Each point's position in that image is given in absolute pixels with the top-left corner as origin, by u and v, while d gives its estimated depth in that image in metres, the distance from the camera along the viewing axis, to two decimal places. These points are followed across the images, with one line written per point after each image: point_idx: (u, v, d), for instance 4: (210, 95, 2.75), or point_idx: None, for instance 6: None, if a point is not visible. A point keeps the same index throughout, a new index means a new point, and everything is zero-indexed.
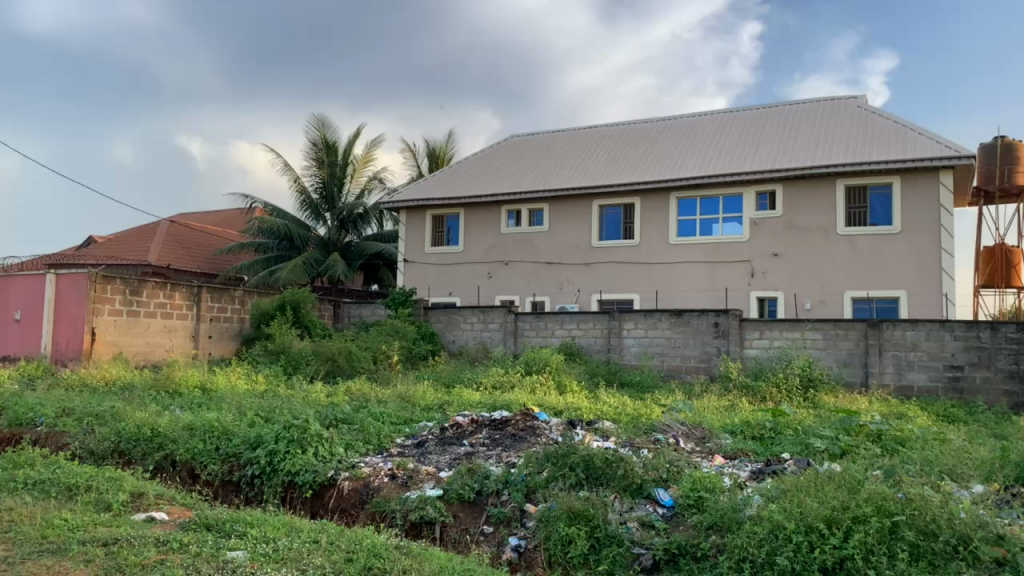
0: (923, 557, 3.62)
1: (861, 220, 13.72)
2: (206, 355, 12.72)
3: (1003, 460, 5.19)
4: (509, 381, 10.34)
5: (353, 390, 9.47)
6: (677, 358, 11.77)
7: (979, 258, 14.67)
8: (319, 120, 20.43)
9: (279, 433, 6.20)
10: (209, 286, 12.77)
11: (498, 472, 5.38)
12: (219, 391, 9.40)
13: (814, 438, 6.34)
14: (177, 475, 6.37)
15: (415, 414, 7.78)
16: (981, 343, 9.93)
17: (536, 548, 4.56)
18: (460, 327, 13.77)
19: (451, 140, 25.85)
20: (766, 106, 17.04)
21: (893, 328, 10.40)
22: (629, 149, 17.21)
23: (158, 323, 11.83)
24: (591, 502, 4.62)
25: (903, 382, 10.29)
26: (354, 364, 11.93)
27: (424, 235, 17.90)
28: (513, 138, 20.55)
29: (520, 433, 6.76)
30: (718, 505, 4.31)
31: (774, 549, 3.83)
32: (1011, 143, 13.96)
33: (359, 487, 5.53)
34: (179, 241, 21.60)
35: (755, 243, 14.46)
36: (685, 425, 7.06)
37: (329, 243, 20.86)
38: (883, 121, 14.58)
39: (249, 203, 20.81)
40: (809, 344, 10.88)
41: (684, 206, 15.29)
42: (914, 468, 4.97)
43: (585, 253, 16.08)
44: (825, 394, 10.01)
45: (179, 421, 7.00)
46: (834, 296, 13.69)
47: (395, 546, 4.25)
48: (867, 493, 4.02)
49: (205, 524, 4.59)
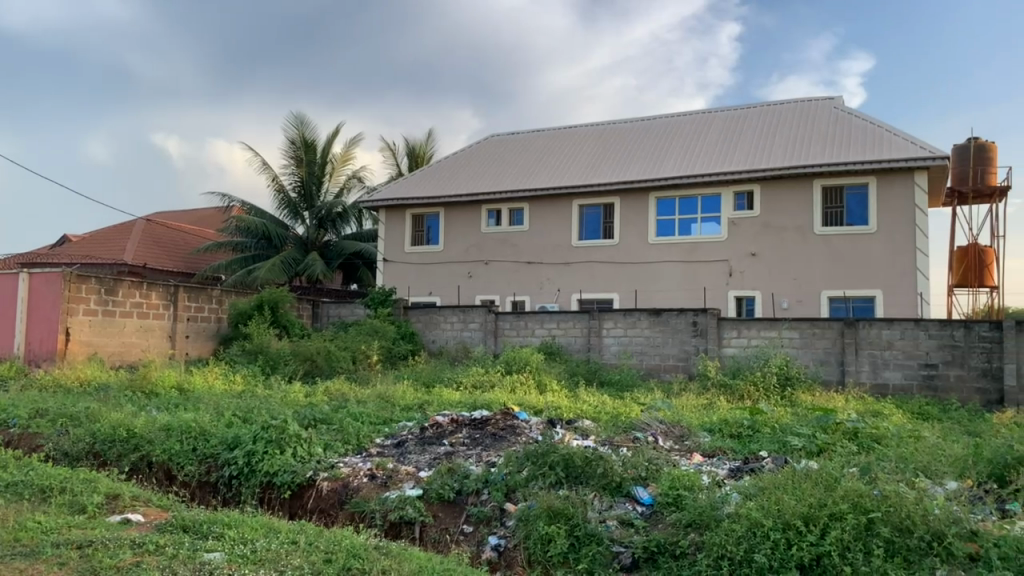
0: (898, 553, 3.66)
1: (838, 220, 13.85)
2: (183, 355, 12.59)
3: (976, 457, 5.26)
4: (489, 381, 10.34)
5: (332, 390, 9.42)
6: (656, 358, 11.83)
7: (952, 258, 14.85)
8: (298, 119, 20.28)
9: (258, 434, 6.17)
10: (186, 286, 12.65)
11: (478, 472, 5.38)
12: (196, 391, 9.33)
13: (792, 436, 6.39)
14: (153, 476, 6.31)
15: (394, 414, 7.74)
16: (955, 341, 10.04)
17: (516, 547, 4.56)
18: (440, 327, 13.73)
19: (431, 140, 25.80)
20: (744, 107, 17.16)
21: (869, 327, 10.51)
22: (609, 149, 17.26)
23: (134, 322, 11.69)
24: (571, 501, 4.63)
25: (878, 381, 10.41)
26: (333, 364, 11.88)
27: (403, 234, 17.84)
28: (493, 137, 20.54)
29: (501, 432, 6.76)
30: (696, 504, 4.34)
31: (752, 546, 3.86)
32: (984, 144, 14.18)
33: (338, 487, 5.51)
34: (155, 240, 21.38)
35: (733, 243, 14.55)
36: (664, 423, 7.11)
37: (307, 242, 20.74)
38: (860, 121, 14.72)
39: (226, 201, 20.62)
40: (785, 343, 10.99)
41: (664, 206, 15.36)
42: (890, 465, 5.03)
43: (565, 253, 16.10)
44: (802, 392, 10.10)
45: (156, 422, 6.94)
46: (810, 296, 13.83)
47: (374, 546, 4.24)
48: (844, 491, 4.06)
49: (182, 525, 4.55)
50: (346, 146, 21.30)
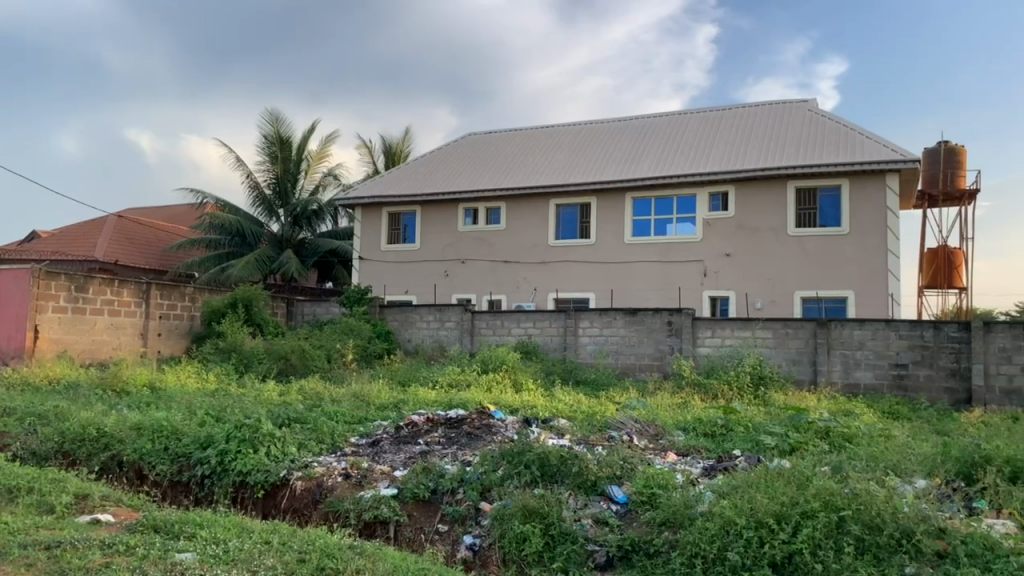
0: (868, 550, 3.71)
1: (811, 221, 14.00)
2: (155, 353, 12.43)
3: (944, 456, 5.34)
4: (466, 381, 10.32)
5: (306, 389, 9.32)
6: (632, 357, 11.88)
7: (923, 259, 15.08)
8: (273, 115, 20.08)
9: (230, 433, 6.11)
10: (159, 283, 12.49)
11: (453, 471, 5.37)
12: (168, 390, 9.19)
13: (764, 435, 6.45)
14: (123, 476, 6.22)
15: (369, 413, 7.71)
16: (925, 341, 10.19)
17: (491, 546, 4.56)
18: (417, 325, 13.68)
19: (408, 139, 25.72)
20: (719, 109, 17.30)
21: (842, 327, 10.63)
22: (586, 149, 17.31)
23: (105, 320, 11.53)
24: (547, 500, 4.63)
25: (850, 380, 10.54)
26: (308, 363, 11.79)
27: (379, 233, 17.76)
28: (470, 135, 20.51)
29: (476, 432, 6.74)
30: (671, 502, 4.36)
31: (725, 545, 3.89)
32: (954, 148, 14.39)
33: (312, 487, 5.47)
34: (127, 237, 21.09)
35: (708, 243, 14.66)
36: (638, 421, 7.14)
37: (282, 239, 20.58)
38: (833, 124, 14.90)
39: (199, 198, 20.38)
40: (759, 342, 11.08)
41: (640, 206, 15.44)
42: (861, 463, 5.10)
43: (542, 253, 16.12)
44: (775, 391, 10.20)
45: (127, 421, 6.84)
46: (784, 296, 13.97)
47: (348, 546, 4.21)
48: (815, 489, 4.11)
49: (153, 525, 4.48)
50: (321, 143, 21.14)
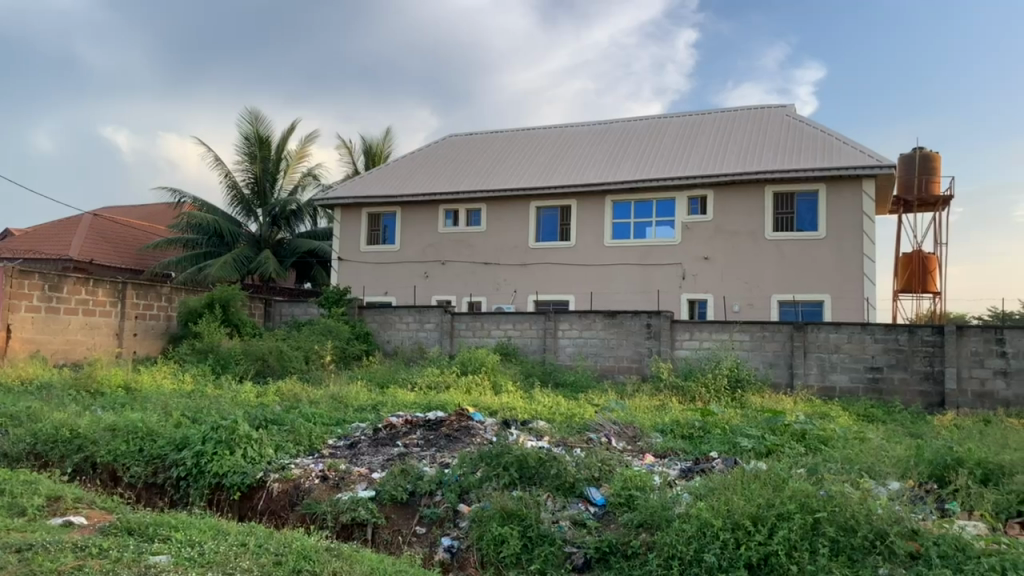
0: (842, 552, 3.75)
1: (788, 225, 14.12)
2: (131, 354, 12.28)
3: (917, 458, 5.40)
4: (445, 382, 10.31)
5: (284, 391, 9.28)
6: (611, 359, 11.92)
7: (898, 265, 15.26)
8: (252, 114, 19.92)
9: (207, 434, 6.07)
10: (135, 283, 12.37)
11: (432, 473, 5.35)
12: (144, 391, 9.11)
13: (742, 437, 6.49)
14: (97, 478, 6.15)
15: (347, 415, 7.66)
16: (900, 345, 10.31)
17: (469, 548, 4.55)
18: (396, 326, 13.65)
19: (388, 139, 25.65)
20: (699, 113, 17.41)
21: (818, 330, 10.73)
22: (567, 152, 17.34)
23: (79, 320, 11.39)
24: (524, 501, 4.64)
25: (826, 383, 10.64)
26: (286, 364, 11.72)
27: (359, 233, 17.70)
28: (451, 136, 20.49)
29: (455, 433, 6.73)
30: (648, 504, 4.38)
31: (702, 546, 3.92)
32: (928, 154, 14.58)
33: (289, 489, 5.45)
34: (102, 235, 20.85)
35: (686, 247, 14.75)
36: (617, 423, 7.17)
37: (261, 239, 20.42)
38: (811, 130, 15.06)
39: (177, 197, 20.19)
40: (736, 345, 11.15)
41: (619, 208, 15.48)
42: (837, 465, 5.15)
43: (522, 254, 16.14)
44: (752, 394, 10.31)
45: (102, 422, 6.76)
46: (761, 299, 14.08)
47: (325, 548, 4.19)
48: (791, 491, 4.15)
49: (128, 528, 4.43)
50: (301, 143, 21.02)
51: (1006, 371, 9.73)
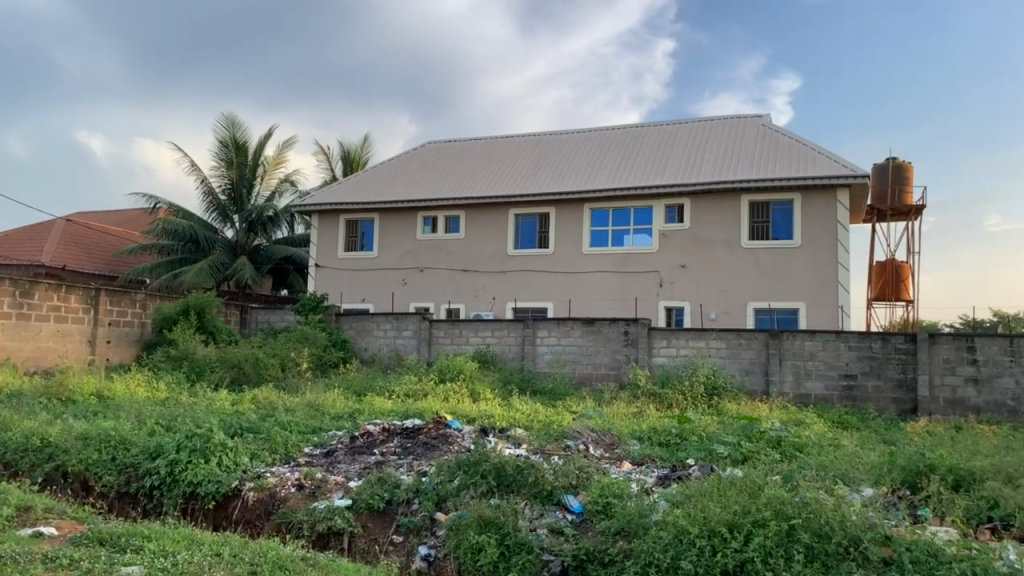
0: (817, 558, 3.77)
1: (764, 234, 14.24)
2: (103, 361, 12.12)
3: (890, 465, 5.45)
4: (422, 390, 10.28)
5: (260, 399, 9.19)
6: (589, 366, 11.94)
7: (871, 273, 15.45)
8: (229, 119, 19.80)
9: (181, 443, 6.00)
10: (109, 289, 12.22)
11: (409, 481, 5.32)
12: (116, 399, 9.00)
13: (717, 444, 6.54)
14: (68, 488, 6.05)
15: (323, 423, 7.59)
16: (873, 352, 10.42)
17: (446, 557, 4.54)
18: (373, 333, 13.58)
19: (366, 145, 25.57)
20: (676, 122, 17.56)
21: (793, 338, 10.83)
22: (546, 159, 17.39)
23: (51, 327, 11.21)
24: (502, 510, 4.63)
25: (801, 391, 10.74)
26: (261, 371, 11.63)
27: (336, 240, 17.61)
28: (431, 143, 20.49)
29: (432, 441, 6.70)
30: (625, 511, 4.39)
31: (678, 553, 3.95)
32: (901, 164, 14.80)
33: (264, 498, 5.39)
34: (75, 240, 20.58)
35: (663, 255, 14.84)
36: (594, 431, 7.18)
37: (237, 245, 20.24)
38: (787, 139, 15.23)
39: (151, 202, 19.98)
40: (712, 352, 11.23)
41: (598, 216, 15.54)
42: (811, 472, 5.19)
43: (501, 261, 16.13)
44: (728, 401, 10.39)
45: (73, 430, 6.66)
46: (737, 307, 14.18)
47: (301, 557, 4.17)
48: (767, 498, 4.18)
49: (99, 539, 4.37)
50: (278, 148, 20.90)
51: (976, 378, 9.88)
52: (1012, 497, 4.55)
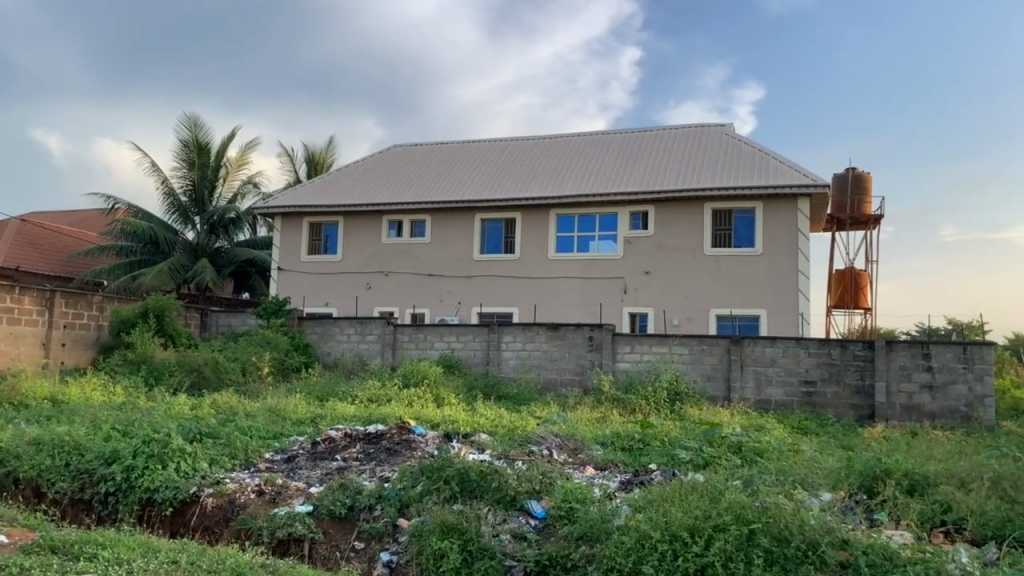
0: (776, 562, 3.82)
1: (726, 241, 14.42)
2: (58, 364, 11.83)
3: (848, 469, 5.55)
4: (386, 396, 10.18)
5: (219, 403, 9.04)
6: (554, 371, 11.95)
7: (831, 280, 15.70)
8: (191, 120, 19.52)
9: (138, 448, 5.88)
10: (64, 290, 11.94)
11: (371, 487, 5.27)
12: (70, 403, 8.80)
13: (680, 450, 6.59)
14: (19, 494, 5.90)
15: (284, 428, 7.51)
16: (832, 359, 10.59)
17: (407, 563, 4.52)
18: (337, 338, 13.46)
19: (331, 147, 25.36)
20: (641, 130, 17.72)
21: (754, 344, 10.96)
22: (513, 165, 17.42)
23: (3, 329, 10.92)
24: (465, 516, 4.60)
25: (761, 396, 10.87)
26: (222, 376, 11.45)
27: (300, 242, 17.43)
28: (397, 146, 20.40)
29: (396, 446, 6.66)
30: (587, 516, 4.40)
31: (640, 558, 3.97)
32: (860, 175, 15.08)
33: (223, 504, 5.31)
34: (30, 240, 20.10)
35: (628, 261, 14.94)
36: (558, 436, 7.17)
37: (198, 247, 19.97)
38: (749, 149, 15.45)
39: (109, 202, 19.59)
40: (676, 357, 11.31)
41: (563, 222, 15.59)
42: (771, 477, 5.26)
43: (466, 266, 16.11)
44: (690, 406, 10.50)
45: (26, 436, 6.49)
46: (699, 314, 14.33)
47: (260, 564, 4.11)
48: (728, 502, 4.21)
49: (51, 546, 4.26)
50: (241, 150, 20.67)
51: (931, 384, 10.11)
52: (965, 502, 4.65)
